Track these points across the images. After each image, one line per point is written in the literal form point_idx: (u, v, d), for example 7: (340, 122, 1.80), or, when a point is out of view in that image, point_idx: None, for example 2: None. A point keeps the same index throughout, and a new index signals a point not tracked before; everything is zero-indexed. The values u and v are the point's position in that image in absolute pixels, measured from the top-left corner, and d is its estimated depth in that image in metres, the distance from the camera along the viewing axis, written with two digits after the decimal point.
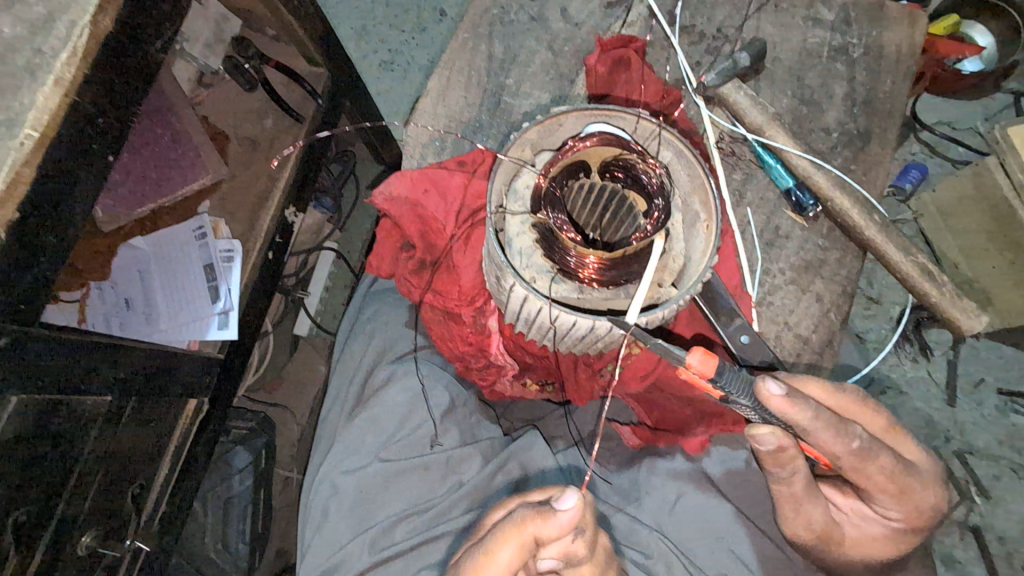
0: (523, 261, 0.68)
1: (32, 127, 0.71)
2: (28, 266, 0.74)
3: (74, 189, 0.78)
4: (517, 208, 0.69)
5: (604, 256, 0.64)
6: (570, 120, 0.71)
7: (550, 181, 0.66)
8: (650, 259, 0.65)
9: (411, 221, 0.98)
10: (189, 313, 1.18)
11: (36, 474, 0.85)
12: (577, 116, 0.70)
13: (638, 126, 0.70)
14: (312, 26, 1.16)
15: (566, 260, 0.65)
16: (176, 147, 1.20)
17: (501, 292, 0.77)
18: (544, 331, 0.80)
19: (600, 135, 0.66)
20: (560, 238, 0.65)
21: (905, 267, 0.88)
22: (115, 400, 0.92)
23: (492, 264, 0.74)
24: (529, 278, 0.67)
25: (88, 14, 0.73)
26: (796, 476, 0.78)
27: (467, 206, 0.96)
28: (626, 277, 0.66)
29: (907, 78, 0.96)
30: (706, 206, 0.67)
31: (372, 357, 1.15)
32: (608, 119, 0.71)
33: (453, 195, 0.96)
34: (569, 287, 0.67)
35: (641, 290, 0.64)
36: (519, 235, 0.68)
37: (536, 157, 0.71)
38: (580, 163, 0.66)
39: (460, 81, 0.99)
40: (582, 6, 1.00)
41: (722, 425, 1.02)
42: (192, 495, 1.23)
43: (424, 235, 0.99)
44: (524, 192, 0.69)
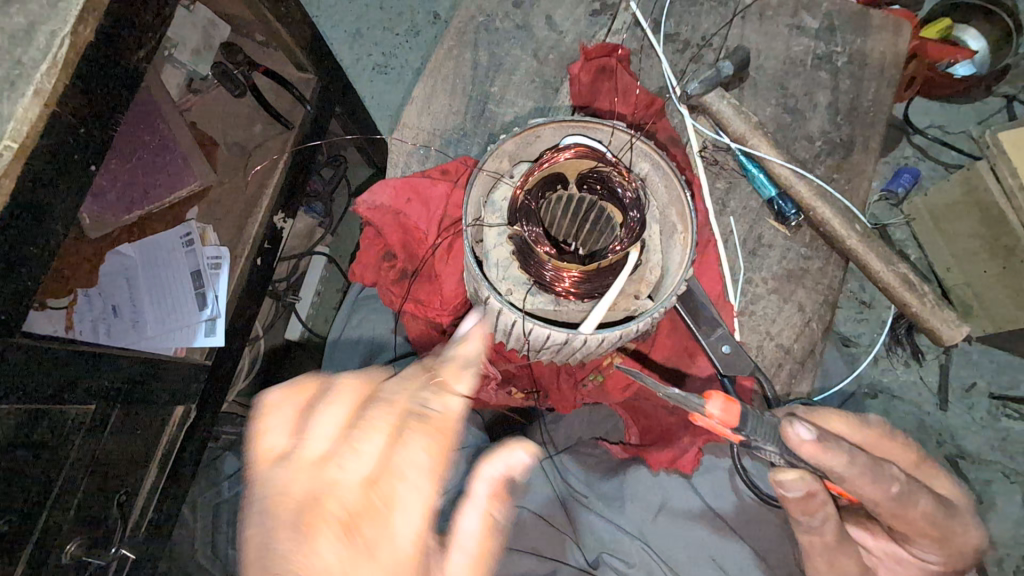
0: (499, 273, 0.68)
1: (11, 138, 0.71)
2: (8, 276, 0.74)
3: (54, 198, 0.77)
4: (494, 220, 0.69)
5: (578, 270, 0.64)
6: (547, 131, 0.70)
7: (526, 194, 0.66)
8: (623, 271, 0.65)
9: (394, 230, 0.99)
10: (176, 320, 1.18)
11: (18, 484, 0.85)
12: (554, 127, 0.69)
13: (614, 137, 0.69)
14: (299, 32, 1.16)
15: (542, 273, 0.66)
16: (163, 154, 1.20)
17: (479, 304, 0.76)
18: (524, 343, 0.79)
19: (576, 147, 0.66)
20: (536, 251, 0.65)
21: (887, 276, 0.89)
22: (99, 409, 0.92)
23: (469, 276, 0.74)
24: (506, 290, 0.67)
25: (68, 24, 0.73)
26: (826, 526, 0.76)
27: (450, 215, 0.95)
28: (599, 291, 0.66)
29: (892, 86, 0.95)
30: (682, 218, 0.66)
31: (359, 362, 1.16)
32: (584, 131, 0.70)
33: (436, 204, 0.96)
34: (545, 300, 0.67)
35: (606, 298, 0.64)
36: (496, 247, 0.68)
37: (514, 169, 0.71)
38: (556, 175, 0.67)
39: (444, 89, 0.99)
40: (567, 14, 1.00)
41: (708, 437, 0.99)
42: (180, 502, 1.23)
43: (407, 245, 1.00)
44: (501, 204, 0.69)
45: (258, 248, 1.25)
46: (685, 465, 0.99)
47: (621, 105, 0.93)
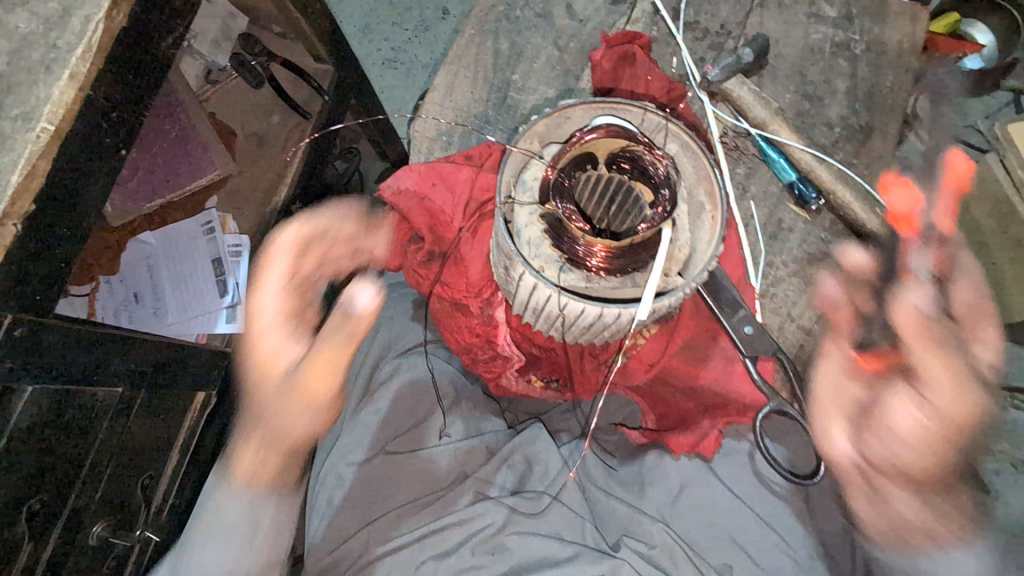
0: (531, 251, 0.69)
1: (48, 121, 0.72)
2: (43, 258, 0.75)
3: (86, 181, 0.78)
4: (525, 200, 0.70)
5: (613, 246, 0.66)
6: (578, 112, 0.72)
7: (559, 171, 0.67)
8: (660, 246, 0.66)
9: (421, 215, 1.00)
10: (196, 307, 1.20)
11: (50, 465, 0.85)
12: (585, 107, 0.71)
13: (645, 119, 0.71)
14: (319, 22, 1.17)
15: (574, 249, 0.67)
16: (183, 143, 1.21)
17: (510, 282, 0.78)
18: (552, 320, 0.81)
19: (606, 128, 0.67)
20: (568, 226, 0.66)
21: (903, 257, 0.92)
22: (126, 391, 0.94)
23: (501, 254, 0.76)
24: (539, 267, 0.68)
25: (102, 9, 0.75)
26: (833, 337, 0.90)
27: (475, 199, 0.98)
28: (633, 267, 0.67)
29: (909, 74, 0.97)
30: (711, 197, 0.69)
31: (377, 351, 1.18)
32: (614, 112, 0.72)
33: (460, 188, 0.98)
34: (577, 276, 0.68)
35: (651, 278, 0.66)
36: (527, 226, 0.69)
37: (544, 149, 0.72)
38: (587, 155, 0.67)
39: (466, 77, 1.00)
40: (587, 3, 1.01)
41: (726, 418, 1.04)
42: (200, 489, 1.24)
43: (435, 229, 1.01)
44: (532, 183, 0.71)
45: (276, 237, 1.27)
46: (705, 448, 1.02)
47: (645, 89, 0.93)
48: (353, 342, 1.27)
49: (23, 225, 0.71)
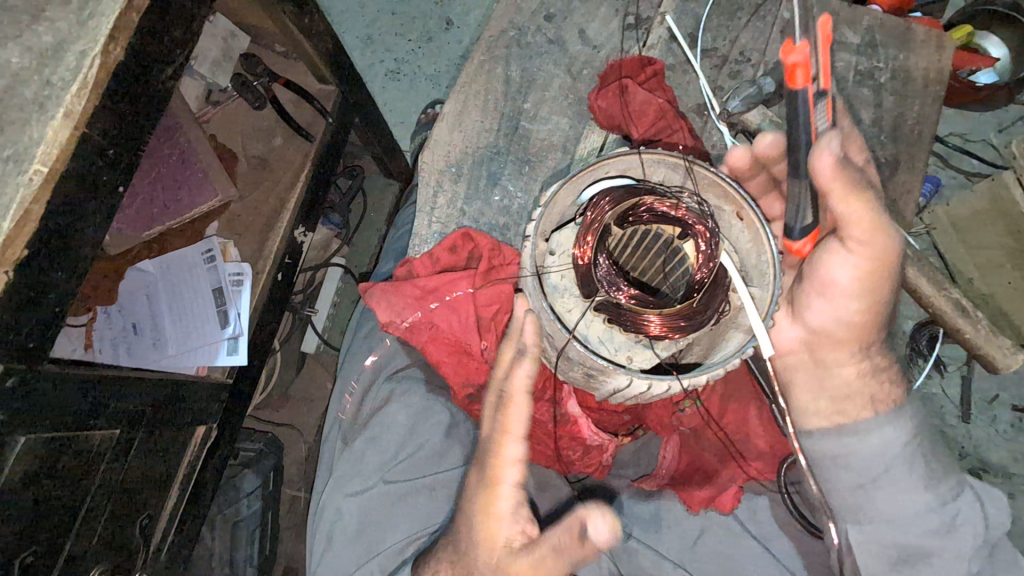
0: (611, 347, 0.72)
1: (41, 162, 0.69)
2: (36, 304, 0.72)
3: (82, 223, 0.75)
4: (567, 301, 0.73)
5: (689, 303, 0.69)
6: (561, 192, 0.74)
7: (590, 261, 0.71)
8: (730, 272, 0.70)
9: (435, 349, 0.92)
10: (198, 338, 1.15)
11: (43, 515, 0.82)
12: (569, 185, 0.73)
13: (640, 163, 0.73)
14: (323, 44, 1.14)
15: (650, 321, 0.70)
16: (183, 168, 1.17)
17: (595, 380, 0.79)
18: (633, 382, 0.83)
19: (602, 199, 0.71)
20: (627, 307, 0.70)
21: (940, 301, 0.88)
22: (123, 433, 0.90)
23: (574, 360, 0.78)
24: (628, 359, 0.71)
25: (98, 43, 0.72)
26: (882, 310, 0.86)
27: (482, 313, 0.90)
28: (718, 307, 0.70)
29: (936, 103, 0.93)
30: (729, 201, 0.72)
31: (369, 376, 1.13)
32: (592, 173, 0.75)
33: (462, 306, 0.89)
34: (663, 346, 0.72)
35: (750, 313, 0.67)
36: (590, 328, 0.72)
37: (550, 245, 0.73)
38: (600, 230, 0.71)
39: (476, 105, 0.97)
40: (601, 28, 0.98)
41: (746, 475, 1.00)
42: (200, 522, 1.21)
43: (454, 355, 0.92)
44: (563, 283, 0.73)
45: (279, 262, 1.24)
46: (722, 503, 0.99)
47: (645, 121, 0.89)
48: (343, 363, 1.21)
49: (15, 271, 0.68)
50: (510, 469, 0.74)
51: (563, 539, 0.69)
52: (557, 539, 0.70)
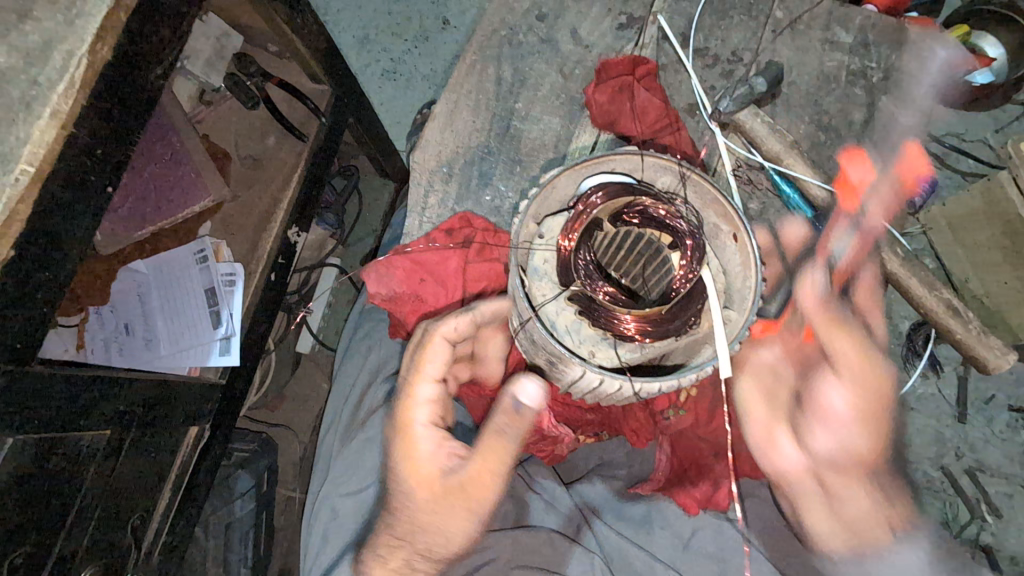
0: (575, 339, 0.67)
1: (28, 162, 0.68)
2: (22, 305, 0.71)
3: (70, 223, 0.75)
4: (545, 288, 0.68)
5: (660, 311, 0.64)
6: (562, 180, 0.70)
7: (574, 249, 0.66)
8: (709, 290, 0.65)
9: (417, 320, 0.95)
10: (190, 338, 1.15)
11: (33, 516, 0.82)
12: (569, 174, 0.69)
13: (645, 165, 0.70)
14: (315, 44, 1.14)
15: (620, 325, 0.64)
16: (175, 168, 1.17)
17: (558, 371, 0.73)
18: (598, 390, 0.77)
19: (605, 190, 0.66)
20: (600, 302, 0.65)
21: (929, 300, 0.88)
22: (115, 433, 0.90)
23: (536, 348, 0.72)
24: (589, 354, 0.66)
25: (85, 43, 0.71)
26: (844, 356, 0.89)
27: (469, 289, 0.92)
28: (688, 324, 0.64)
29: (929, 102, 0.93)
30: (726, 219, 0.68)
31: (366, 377, 1.11)
32: (598, 167, 0.71)
33: (450, 281, 0.93)
34: (628, 349, 0.66)
35: (716, 327, 0.64)
36: (560, 317, 0.67)
37: (540, 227, 0.69)
38: (593, 222, 0.66)
39: (467, 105, 0.96)
40: (593, 28, 0.98)
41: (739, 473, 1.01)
42: (193, 522, 1.21)
43: (435, 332, 0.94)
44: (545, 269, 0.68)
45: (273, 263, 1.23)
46: (718, 501, 0.99)
47: (636, 126, 0.91)
48: (342, 363, 1.20)
49: (2, 272, 0.68)
50: (421, 409, 0.87)
51: (502, 418, 0.83)
52: (498, 422, 0.84)
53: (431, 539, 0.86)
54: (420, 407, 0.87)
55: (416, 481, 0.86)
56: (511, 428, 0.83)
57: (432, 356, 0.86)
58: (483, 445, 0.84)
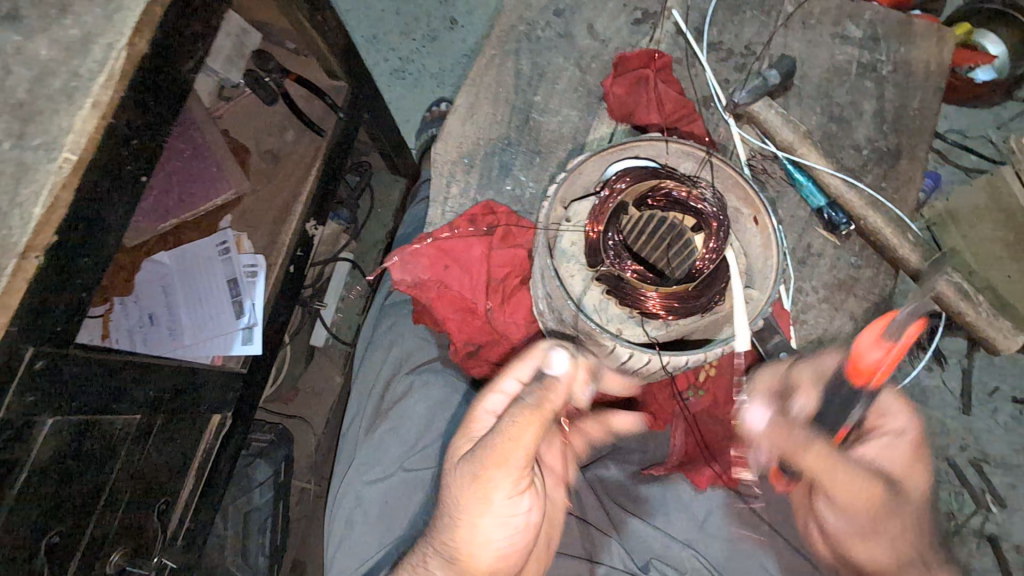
0: (603, 317, 0.70)
1: (71, 150, 0.71)
2: (63, 289, 0.74)
3: (108, 210, 0.77)
4: (573, 268, 0.72)
5: (687, 287, 0.66)
6: (587, 165, 0.72)
7: (601, 231, 0.69)
8: (731, 271, 0.68)
9: (442, 305, 0.97)
10: (213, 328, 1.18)
11: (68, 497, 0.84)
12: (596, 159, 0.71)
13: (668, 150, 0.72)
14: (335, 39, 1.16)
15: (644, 302, 0.67)
16: (197, 162, 1.19)
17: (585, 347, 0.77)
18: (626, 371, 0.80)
19: (631, 173, 0.69)
20: (628, 280, 0.67)
21: (942, 286, 0.88)
22: (144, 418, 0.92)
23: (562, 325, 0.78)
24: (617, 331, 0.69)
25: (124, 36, 0.74)
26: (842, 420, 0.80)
27: (493, 275, 0.94)
28: (714, 299, 0.67)
29: (936, 94, 0.95)
30: (747, 201, 0.70)
31: (389, 368, 1.13)
32: (624, 152, 0.73)
33: (474, 268, 0.95)
34: (655, 326, 0.69)
35: (737, 306, 0.67)
36: (588, 295, 0.71)
37: (568, 211, 0.73)
38: (619, 205, 0.69)
39: (487, 98, 0.99)
40: (609, 23, 1.00)
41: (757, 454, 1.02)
42: (215, 510, 1.23)
43: (460, 317, 0.98)
44: (573, 251, 0.72)
45: (291, 255, 1.25)
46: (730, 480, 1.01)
47: (654, 114, 0.91)
48: (364, 356, 1.22)
49: (46, 257, 0.70)
50: (494, 397, 0.76)
51: (530, 387, 0.71)
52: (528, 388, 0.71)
53: (460, 531, 0.75)
54: (494, 395, 0.76)
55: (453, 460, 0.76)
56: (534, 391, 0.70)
57: (529, 360, 0.75)
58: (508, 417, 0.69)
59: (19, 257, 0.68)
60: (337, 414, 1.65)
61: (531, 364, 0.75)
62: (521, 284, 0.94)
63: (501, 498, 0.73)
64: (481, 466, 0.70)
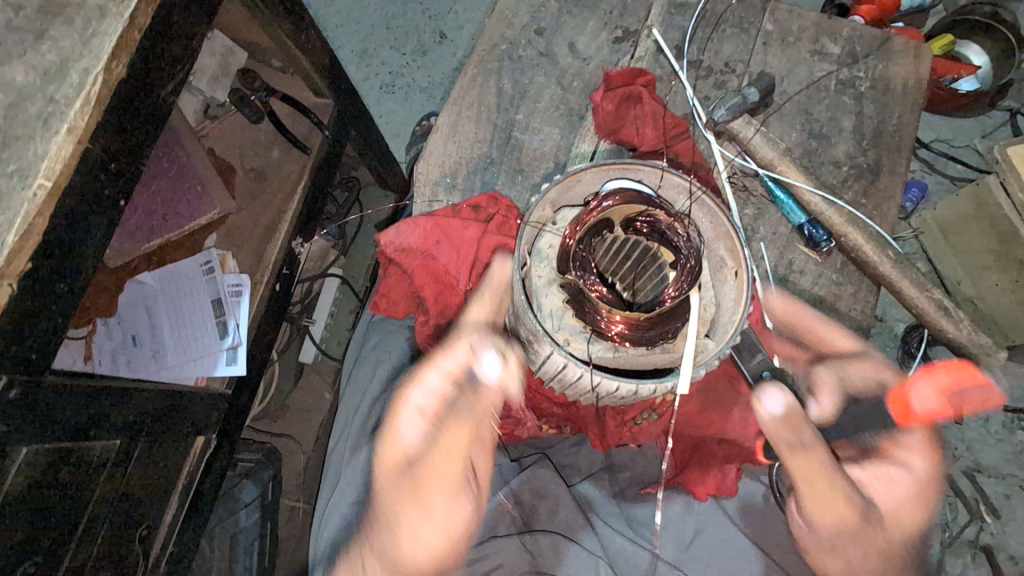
0: (554, 324, 0.65)
1: (45, 176, 0.70)
2: (37, 316, 0.73)
3: (84, 234, 0.77)
4: (543, 269, 0.66)
5: (642, 319, 0.61)
6: (587, 174, 0.67)
7: (578, 241, 0.64)
8: (691, 317, 0.63)
9: (422, 275, 0.95)
10: (197, 348, 1.17)
11: (45, 526, 0.83)
12: (596, 171, 0.66)
13: (666, 181, 0.66)
14: (318, 58, 1.16)
15: (597, 321, 0.62)
16: (182, 182, 1.19)
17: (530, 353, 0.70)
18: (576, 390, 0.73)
19: (623, 194, 0.64)
20: (590, 297, 0.62)
21: (924, 305, 0.86)
22: (125, 443, 0.91)
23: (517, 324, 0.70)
24: (564, 341, 0.63)
25: (100, 61, 0.73)
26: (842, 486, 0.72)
27: (480, 260, 0.91)
28: (661, 337, 0.62)
29: (915, 110, 0.96)
30: (733, 253, 0.64)
31: (374, 388, 1.12)
32: (625, 173, 0.67)
33: (464, 249, 0.91)
34: (604, 347, 0.63)
35: (685, 349, 0.62)
36: (548, 297, 0.65)
37: (555, 215, 0.68)
38: (604, 222, 0.64)
39: (469, 117, 0.99)
40: (590, 41, 1.01)
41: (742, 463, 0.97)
42: (199, 532, 1.21)
43: (437, 293, 0.95)
44: (548, 252, 0.66)
45: (276, 273, 1.25)
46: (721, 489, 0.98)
47: (648, 132, 0.92)
48: (350, 376, 1.21)
49: (19, 286, 0.69)
50: (416, 394, 0.77)
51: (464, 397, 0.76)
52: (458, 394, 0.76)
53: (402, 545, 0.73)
54: (417, 391, 0.77)
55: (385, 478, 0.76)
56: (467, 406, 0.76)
57: (453, 350, 0.76)
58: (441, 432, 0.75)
59: None
60: (326, 432, 1.64)
61: (456, 356, 0.76)
62: None
63: (440, 504, 0.74)
64: (411, 468, 0.74)
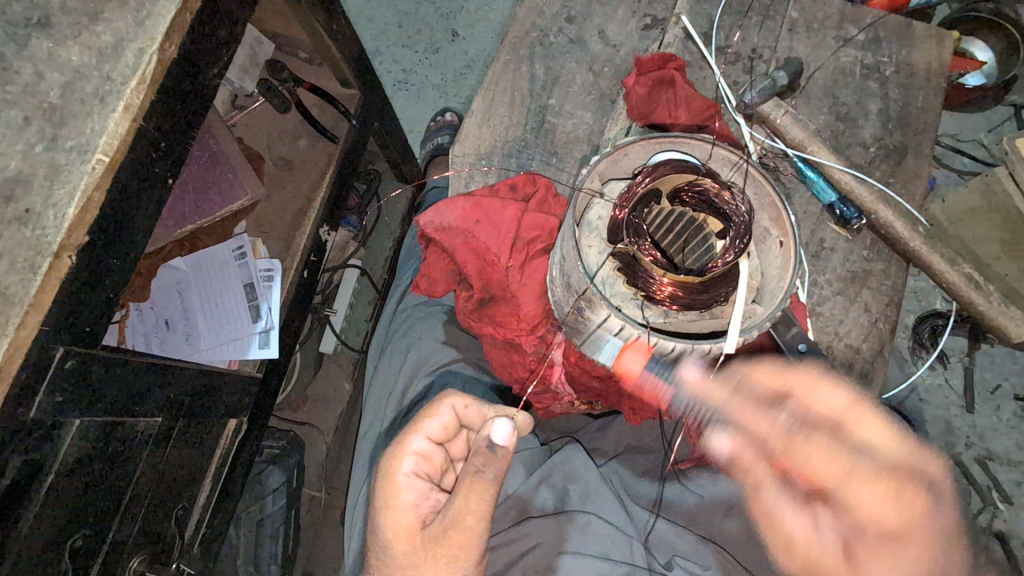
0: (607, 291, 0.66)
1: (103, 152, 0.72)
2: (93, 289, 0.75)
3: (137, 210, 0.79)
4: (593, 239, 0.68)
5: (694, 282, 0.62)
6: (634, 150, 0.70)
7: (629, 211, 0.65)
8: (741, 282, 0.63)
9: (464, 254, 0.95)
10: (229, 333, 1.18)
11: (91, 501, 0.84)
12: (642, 145, 0.69)
13: (713, 153, 0.69)
14: (349, 48, 1.18)
15: (649, 284, 0.64)
16: (213, 168, 1.20)
17: (582, 322, 0.73)
18: (624, 358, 0.76)
19: (674, 162, 0.65)
20: (642, 262, 0.63)
21: (951, 276, 0.89)
22: (165, 420, 0.93)
23: (567, 292, 0.72)
24: (618, 306, 0.65)
25: (155, 41, 0.75)
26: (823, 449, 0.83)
27: (521, 235, 0.93)
28: (715, 300, 0.64)
29: (938, 95, 0.99)
30: (778, 223, 0.66)
31: (409, 371, 1.12)
32: (672, 147, 0.70)
33: (506, 226, 0.94)
34: (655, 312, 0.66)
35: (736, 312, 0.63)
36: (599, 266, 0.67)
37: (604, 187, 0.70)
38: (653, 191, 0.66)
39: (503, 101, 1.02)
40: (620, 28, 1.03)
41: None
42: (227, 516, 1.23)
43: (479, 269, 0.96)
44: (598, 223, 0.68)
45: (305, 261, 1.27)
46: None
47: (682, 114, 0.93)
48: (379, 361, 1.23)
49: (78, 259, 0.71)
50: (431, 424, 0.80)
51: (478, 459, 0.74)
52: (474, 462, 0.75)
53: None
54: (406, 459, 0.79)
55: (393, 537, 0.76)
56: (490, 470, 0.74)
57: (437, 413, 0.79)
58: (455, 502, 0.74)
59: (53, 257, 0.69)
60: (347, 421, 1.66)
61: (440, 418, 0.80)
62: (545, 251, 0.94)
63: (406, 494, 0.78)
64: (408, 456, 0.79)
